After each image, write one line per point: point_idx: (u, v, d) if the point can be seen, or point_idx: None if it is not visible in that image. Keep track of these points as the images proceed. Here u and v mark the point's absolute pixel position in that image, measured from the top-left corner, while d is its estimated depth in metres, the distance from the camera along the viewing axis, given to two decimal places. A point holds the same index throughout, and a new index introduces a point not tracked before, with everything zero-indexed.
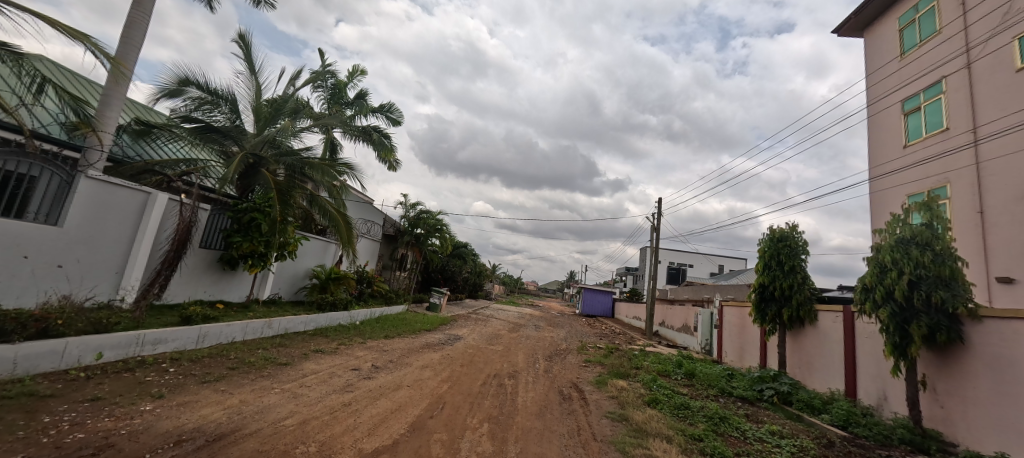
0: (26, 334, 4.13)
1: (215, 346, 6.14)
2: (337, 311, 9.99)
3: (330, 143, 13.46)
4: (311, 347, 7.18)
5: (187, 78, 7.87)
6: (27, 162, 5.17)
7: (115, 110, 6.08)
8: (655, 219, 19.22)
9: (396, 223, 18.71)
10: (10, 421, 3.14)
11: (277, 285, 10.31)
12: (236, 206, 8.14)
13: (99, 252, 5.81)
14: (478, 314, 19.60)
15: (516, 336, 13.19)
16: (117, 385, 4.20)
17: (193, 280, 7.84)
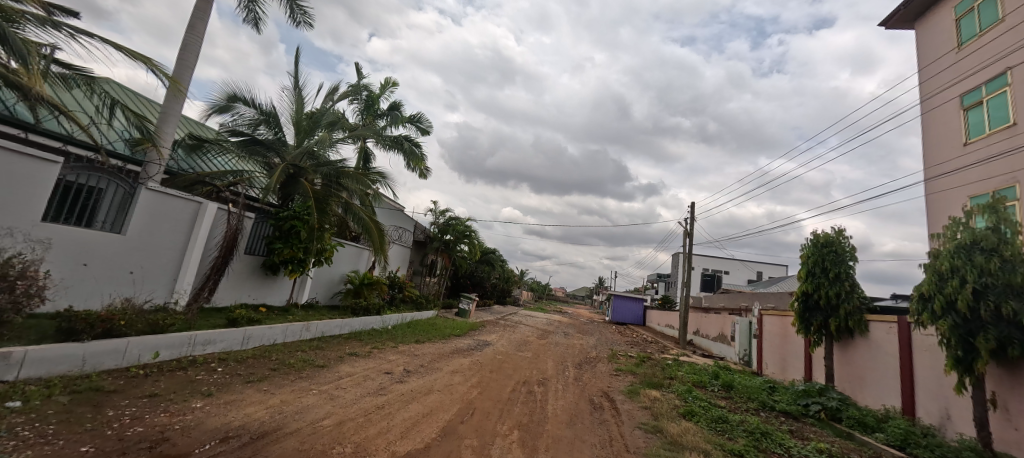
0: (93, 333, 4.49)
1: (257, 347, 6.45)
2: (370, 316, 10.26)
3: (363, 153, 13.97)
4: (346, 350, 7.40)
5: (234, 94, 8.37)
6: (96, 175, 5.56)
7: (172, 125, 6.55)
8: (688, 224, 18.66)
9: (425, 230, 19.09)
10: (79, 414, 3.42)
11: (314, 290, 10.72)
12: (277, 214, 8.53)
13: (156, 258, 6.24)
14: (507, 320, 19.62)
15: (545, 342, 13.11)
16: (172, 382, 4.48)
17: (238, 284, 8.28)
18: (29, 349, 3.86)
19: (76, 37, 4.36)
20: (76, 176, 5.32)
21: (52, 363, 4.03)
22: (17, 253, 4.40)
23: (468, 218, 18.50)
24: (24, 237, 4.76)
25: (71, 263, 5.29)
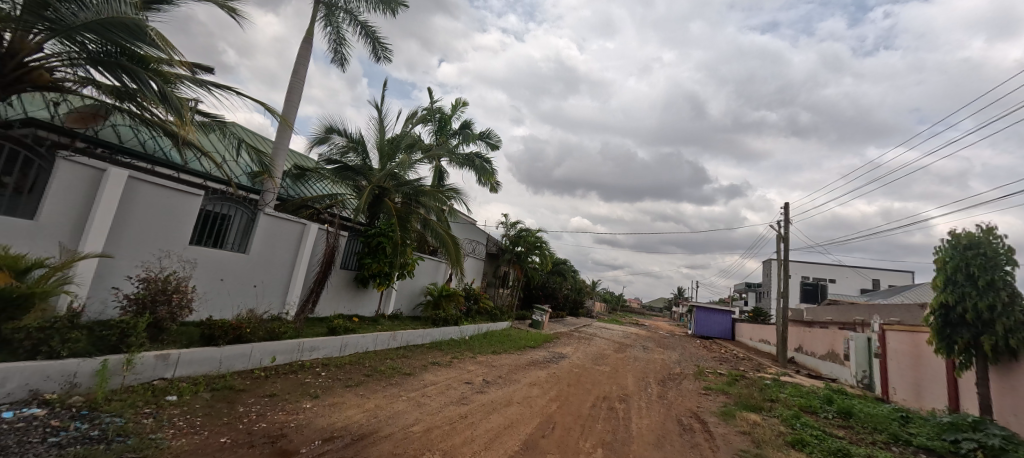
0: (227, 339, 5.22)
1: (353, 354, 7.04)
2: (449, 326, 10.70)
3: (438, 172, 14.77)
4: (429, 359, 7.78)
5: (329, 126, 9.38)
6: (228, 204, 6.56)
7: (282, 158, 7.53)
8: (781, 228, 16.84)
9: (497, 242, 19.54)
10: (218, 409, 3.99)
11: (398, 302, 11.45)
12: (366, 232, 9.32)
13: (271, 274, 7.14)
14: (581, 332, 19.19)
15: (623, 356, 12.58)
16: (286, 384, 5.06)
17: (336, 296, 9.15)
18: (180, 351, 4.63)
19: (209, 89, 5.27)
20: (214, 206, 6.31)
21: (198, 364, 4.78)
22: (172, 272, 5.35)
23: (538, 229, 18.59)
24: (178, 258, 5.77)
25: (211, 278, 6.26)
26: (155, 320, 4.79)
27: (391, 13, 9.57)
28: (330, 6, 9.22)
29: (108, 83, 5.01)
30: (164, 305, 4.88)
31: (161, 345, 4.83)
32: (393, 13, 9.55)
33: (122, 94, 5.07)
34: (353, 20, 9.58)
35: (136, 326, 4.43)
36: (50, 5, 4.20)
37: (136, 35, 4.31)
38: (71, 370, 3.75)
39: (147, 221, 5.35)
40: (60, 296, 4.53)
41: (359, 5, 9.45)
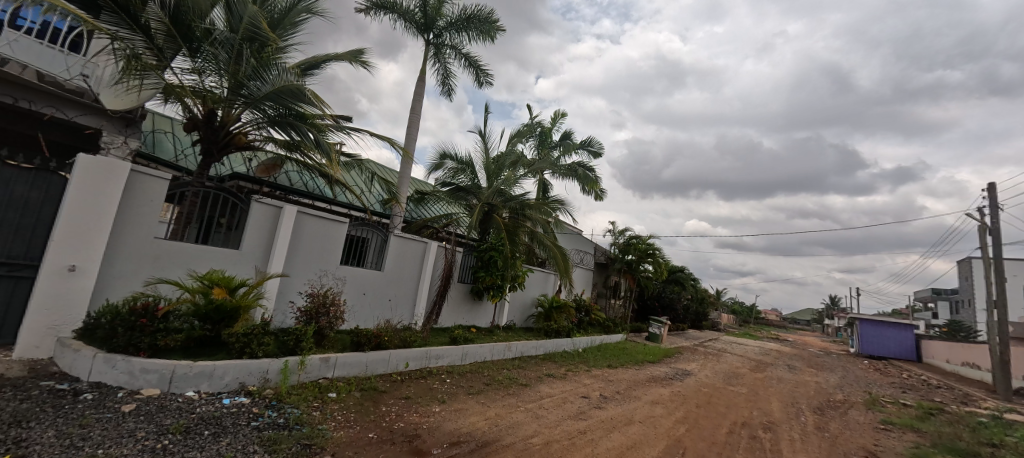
0: (370, 345, 5.95)
1: (473, 364, 7.42)
2: (561, 338, 10.65)
3: (542, 185, 14.99)
4: (544, 371, 7.77)
5: (442, 153, 10.23)
6: (367, 228, 7.51)
7: (406, 185, 8.42)
8: (983, 217, 12.99)
9: (606, 251, 18.90)
10: (366, 407, 4.52)
11: (512, 313, 11.80)
12: (479, 247, 9.82)
13: (401, 289, 7.99)
14: (708, 347, 17.31)
15: (764, 376, 10.92)
16: (418, 388, 5.53)
17: (456, 308, 9.82)
18: (336, 355, 5.42)
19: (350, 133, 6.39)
20: (355, 230, 7.23)
21: (349, 367, 5.52)
22: (328, 289, 6.31)
23: (650, 236, 17.52)
24: (331, 276, 6.78)
25: (356, 292, 7.23)
26: (318, 328, 5.66)
27: (488, 40, 10.24)
28: (436, 44, 10.16)
29: (282, 139, 6.39)
30: (325, 316, 5.69)
31: (322, 349, 5.71)
32: (490, 39, 10.19)
33: (291, 145, 6.44)
34: (456, 53, 10.40)
35: (305, 333, 5.20)
36: (245, 84, 5.56)
37: (298, 96, 5.59)
38: (265, 368, 4.69)
39: (308, 247, 6.42)
40: (255, 308, 5.71)
41: (460, 38, 10.22)
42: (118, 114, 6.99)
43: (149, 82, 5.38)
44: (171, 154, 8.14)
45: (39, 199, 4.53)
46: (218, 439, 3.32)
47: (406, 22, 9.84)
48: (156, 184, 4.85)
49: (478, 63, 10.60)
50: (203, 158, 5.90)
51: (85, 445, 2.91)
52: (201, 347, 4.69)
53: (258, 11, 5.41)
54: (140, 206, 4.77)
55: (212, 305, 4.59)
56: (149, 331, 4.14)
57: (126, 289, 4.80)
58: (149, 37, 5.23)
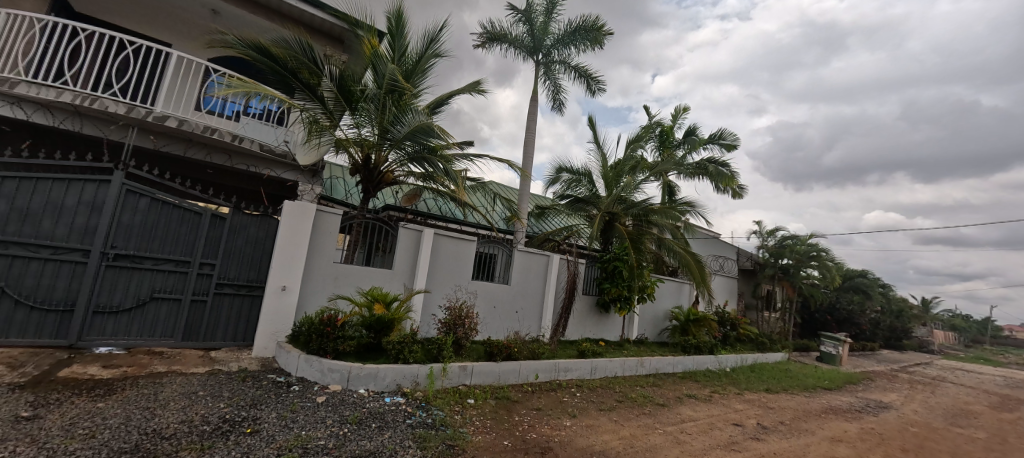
0: (501, 356, 5.65)
1: (605, 379, 6.69)
2: (703, 357, 9.03)
3: (667, 187, 14.14)
4: (684, 391, 6.82)
5: (558, 167, 10.40)
6: (491, 243, 7.46)
7: (524, 201, 9.15)
8: None
9: (753, 256, 16.38)
10: (501, 415, 4.53)
11: (642, 327, 10.10)
12: (601, 257, 8.89)
13: (529, 301, 7.77)
14: (913, 374, 13.51)
15: (1010, 418, 8.05)
16: (548, 400, 5.28)
17: (581, 321, 8.67)
18: (473, 363, 5.36)
19: (476, 159, 7.32)
20: (485, 247, 7.32)
21: (484, 375, 5.39)
22: (462, 302, 6.43)
23: (811, 235, 14.90)
24: (464, 290, 6.96)
25: (487, 306, 7.25)
26: (456, 338, 5.54)
27: (598, 46, 9.84)
28: (547, 63, 9.94)
29: (419, 171, 7.40)
30: (461, 326, 5.57)
31: (461, 359, 5.58)
32: (601, 45, 9.81)
33: (426, 177, 7.41)
34: (567, 68, 10.11)
35: (445, 342, 5.17)
36: (390, 129, 6.62)
37: (428, 134, 6.46)
38: (416, 372, 4.84)
39: (444, 263, 6.74)
40: (404, 320, 6.12)
41: (570, 51, 9.92)
42: (309, 168, 7.29)
43: (325, 139, 6.74)
44: (343, 195, 9.88)
45: (256, 233, 5.54)
46: (382, 432, 3.57)
47: (517, 48, 9.73)
48: (331, 218, 5.81)
49: (590, 72, 10.30)
50: (364, 193, 7.22)
51: (288, 427, 3.37)
52: (369, 352, 5.12)
53: (395, 67, 6.31)
54: (322, 238, 5.76)
55: (374, 317, 5.03)
56: (332, 336, 4.71)
57: (317, 300, 5.74)
58: (324, 104, 6.68)
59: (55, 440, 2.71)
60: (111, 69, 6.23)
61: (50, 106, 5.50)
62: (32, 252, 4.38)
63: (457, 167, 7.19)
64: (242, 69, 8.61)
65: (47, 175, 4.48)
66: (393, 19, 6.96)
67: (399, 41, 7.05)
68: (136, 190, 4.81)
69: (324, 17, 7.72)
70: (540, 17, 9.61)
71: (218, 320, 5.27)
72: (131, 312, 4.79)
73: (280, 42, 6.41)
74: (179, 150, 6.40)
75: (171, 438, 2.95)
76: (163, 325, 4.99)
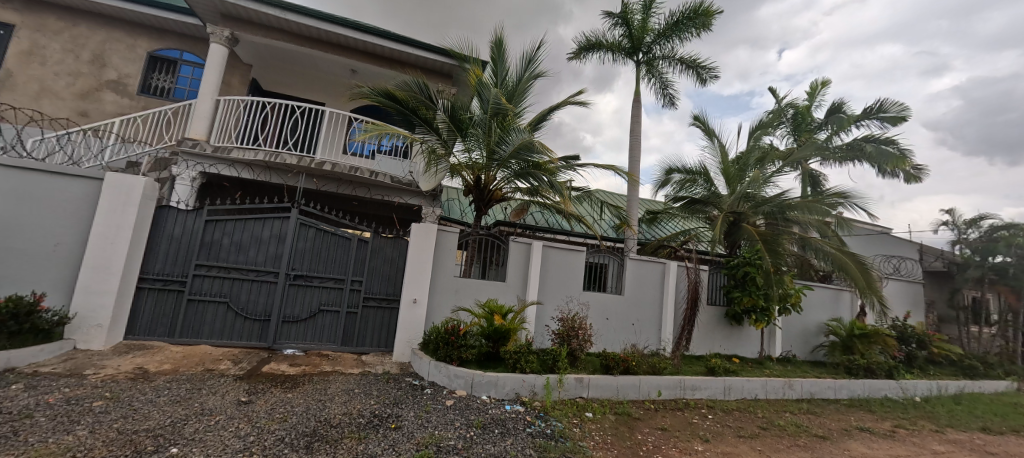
0: (618, 370, 5.46)
1: (741, 401, 5.87)
2: (881, 381, 7.29)
3: (810, 177, 12.18)
4: (852, 422, 5.61)
5: (669, 168, 9.76)
6: (601, 253, 7.31)
7: (635, 207, 8.82)
8: None
9: (944, 255, 12.70)
10: (622, 432, 4.37)
11: (788, 343, 8.48)
12: (728, 263, 7.83)
13: (646, 312, 7.40)
14: None
15: None
16: (674, 420, 4.92)
17: (708, 334, 7.82)
18: (589, 376, 5.29)
19: (581, 168, 7.35)
20: (594, 258, 7.22)
21: (601, 389, 5.28)
22: (575, 313, 6.44)
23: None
24: (576, 301, 6.95)
25: (600, 317, 7.11)
26: (570, 350, 5.57)
27: (706, 30, 9.14)
28: (649, 62, 9.54)
29: (525, 186, 7.72)
30: (575, 338, 5.58)
31: (576, 371, 5.55)
32: (709, 29, 9.09)
33: (533, 191, 7.71)
34: (672, 61, 9.57)
35: (560, 353, 5.23)
36: (496, 150, 7.04)
37: (531, 150, 6.85)
38: (533, 382, 4.98)
39: (554, 275, 6.86)
40: (520, 331, 6.39)
41: (672, 44, 9.40)
42: (431, 192, 8.17)
43: (441, 166, 7.49)
44: (458, 213, 10.84)
45: (392, 254, 6.36)
46: (504, 438, 3.77)
47: (615, 53, 9.55)
48: (450, 237, 6.41)
49: (698, 60, 9.57)
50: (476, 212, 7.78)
51: (424, 426, 3.78)
52: (489, 360, 5.47)
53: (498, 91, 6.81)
54: (444, 255, 6.38)
55: (493, 328, 5.34)
56: (456, 345, 5.15)
57: (442, 311, 6.34)
58: (439, 134, 7.42)
59: (262, 421, 3.50)
60: (285, 128, 7.88)
61: (249, 163, 7.20)
62: (245, 275, 5.76)
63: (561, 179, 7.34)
64: (375, 114, 10.11)
65: (252, 216, 5.87)
66: (495, 48, 7.50)
67: (501, 67, 7.55)
68: (307, 223, 6.01)
69: (435, 58, 8.66)
70: (637, 17, 9.25)
71: (367, 329, 6.17)
72: (306, 322, 5.93)
73: (403, 87, 7.42)
74: (334, 188, 7.79)
75: (337, 426, 3.56)
76: (328, 333, 6.02)
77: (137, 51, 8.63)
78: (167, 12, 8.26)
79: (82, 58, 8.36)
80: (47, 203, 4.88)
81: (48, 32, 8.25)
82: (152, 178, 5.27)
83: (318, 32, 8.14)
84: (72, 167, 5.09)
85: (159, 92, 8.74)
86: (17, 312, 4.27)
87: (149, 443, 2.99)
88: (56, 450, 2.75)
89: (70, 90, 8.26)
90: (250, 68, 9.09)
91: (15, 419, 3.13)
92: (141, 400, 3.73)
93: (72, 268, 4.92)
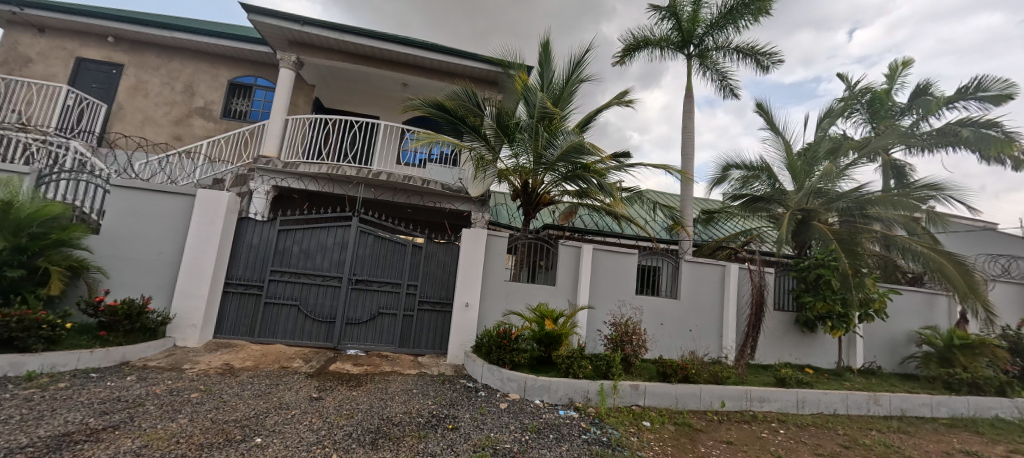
0: (677, 378, 5.23)
1: (817, 416, 5.39)
2: (991, 398, 6.36)
3: (892, 168, 11.00)
4: (955, 445, 4.95)
5: (726, 164, 9.24)
6: (654, 256, 7.07)
7: (690, 206, 8.45)
8: None
9: None
10: (682, 444, 4.19)
11: (872, 352, 7.68)
12: (798, 265, 7.25)
13: (705, 317, 7.04)
14: None
15: None
16: (741, 433, 4.63)
17: (776, 341, 7.28)
18: (645, 383, 5.13)
19: (631, 168, 7.17)
20: (647, 260, 6.98)
21: (659, 397, 5.09)
22: (628, 318, 6.27)
23: None
24: (629, 306, 6.77)
25: (655, 323, 6.86)
26: (624, 355, 5.43)
27: (764, 16, 8.59)
28: (702, 54, 9.11)
29: (573, 189, 7.66)
30: (629, 344, 5.44)
31: (631, 377, 5.39)
32: (768, 13, 8.54)
33: (581, 193, 7.64)
34: (727, 51, 9.09)
35: (614, 359, 5.12)
36: (543, 154, 7.06)
37: (580, 151, 6.80)
38: (586, 388, 4.90)
39: (606, 278, 6.73)
40: (571, 335, 6.34)
41: (727, 33, 8.94)
42: (479, 198, 8.34)
43: (489, 172, 7.63)
44: (506, 218, 10.99)
45: (444, 258, 6.56)
46: (560, 444, 3.75)
47: (665, 48, 9.23)
48: (500, 242, 6.51)
49: (757, 48, 8.99)
50: (524, 216, 7.81)
51: (480, 428, 3.86)
52: (541, 364, 5.47)
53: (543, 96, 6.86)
54: (494, 259, 6.49)
55: (544, 332, 5.33)
56: (508, 348, 5.21)
57: (494, 315, 6.43)
58: (486, 141, 7.58)
59: (332, 416, 3.76)
60: (345, 142, 8.41)
61: (314, 176, 7.77)
62: (313, 280, 6.21)
63: (611, 180, 7.20)
64: (426, 125, 10.51)
65: (318, 225, 6.32)
66: (541, 53, 7.55)
67: (547, 71, 7.58)
68: (366, 231, 6.37)
69: (481, 66, 8.88)
70: (687, 9, 8.87)
71: (423, 331, 6.41)
72: (367, 324, 6.27)
73: (452, 96, 7.65)
74: (390, 196, 8.19)
75: (399, 425, 3.73)
76: (386, 335, 6.32)
77: (219, 80, 9.65)
78: (244, 43, 9.17)
79: (176, 89, 9.48)
80: (152, 218, 5.59)
81: (149, 68, 9.45)
82: (235, 194, 5.84)
83: (373, 50, 8.63)
84: (170, 185, 5.78)
85: (238, 115, 9.70)
86: (128, 313, 4.93)
87: (238, 432, 3.31)
88: (165, 435, 3.13)
89: (167, 118, 9.38)
90: (313, 89, 9.82)
91: (132, 407, 3.61)
92: (230, 393, 4.15)
93: (172, 275, 5.58)
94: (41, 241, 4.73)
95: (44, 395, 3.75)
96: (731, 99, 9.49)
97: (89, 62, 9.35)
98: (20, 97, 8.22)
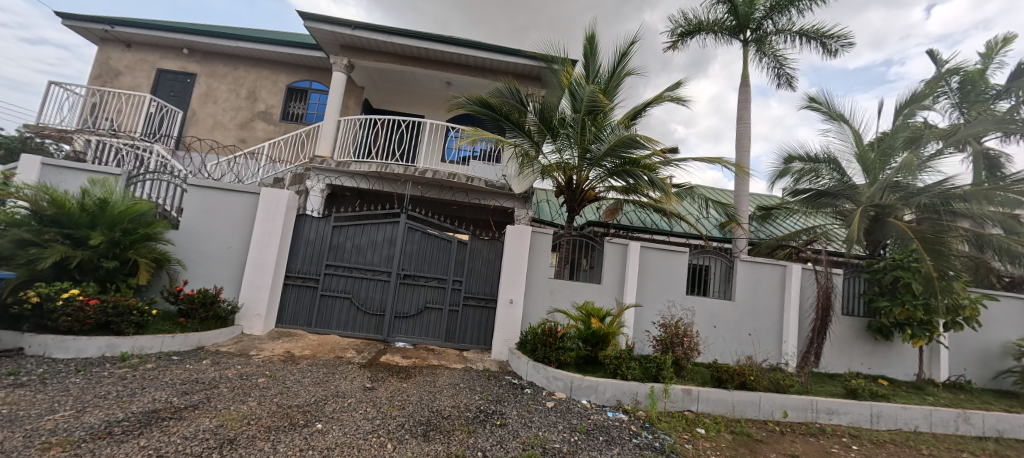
0: (734, 384, 4.94)
1: (895, 433, 4.91)
2: None
3: (986, 158, 9.79)
4: None
5: (787, 157, 8.64)
6: (707, 255, 6.70)
7: (746, 202, 7.99)
8: None
9: None
10: (741, 454, 3.97)
11: (960, 365, 6.91)
12: (871, 266, 6.63)
13: (763, 321, 6.63)
14: None
15: None
16: (809, 447, 4.30)
17: (846, 348, 6.72)
18: (698, 388, 4.90)
19: (685, 162, 6.88)
20: (697, 259, 6.67)
21: (714, 403, 4.85)
22: (679, 320, 6.02)
23: None
24: (679, 306, 6.49)
25: (707, 325, 6.54)
26: (675, 358, 5.21)
27: None
28: (760, 39, 8.54)
29: (620, 184, 7.46)
30: (681, 346, 5.21)
31: (683, 381, 5.17)
32: None
33: (629, 189, 7.42)
34: (788, 35, 8.47)
35: (664, 361, 4.93)
36: (589, 148, 6.91)
37: (630, 145, 6.57)
38: (635, 390, 4.76)
39: (654, 277, 6.50)
40: (618, 335, 6.17)
41: (789, 16, 8.34)
42: (523, 194, 8.33)
43: (534, 168, 7.58)
44: (549, 215, 10.90)
45: (489, 255, 6.61)
46: (611, 447, 3.66)
47: (719, 34, 8.74)
48: (544, 239, 6.46)
49: (823, 30, 8.31)
50: (568, 212, 7.68)
51: (528, 426, 3.84)
52: (587, 364, 5.37)
53: (594, 87, 6.68)
54: (539, 257, 6.44)
55: (590, 331, 5.20)
56: (554, 347, 5.17)
57: (538, 313, 6.38)
58: (530, 136, 7.52)
59: (385, 406, 3.89)
60: (393, 141, 8.68)
61: (365, 175, 8.07)
62: (364, 274, 6.45)
63: (662, 175, 6.95)
64: (470, 123, 10.66)
65: (368, 221, 6.56)
66: (586, 45, 7.38)
67: (592, 63, 7.40)
68: (414, 227, 6.53)
69: (525, 62, 8.84)
70: None
71: (468, 326, 6.49)
72: (414, 318, 6.45)
73: (496, 92, 7.64)
74: (437, 193, 8.39)
75: (448, 418, 3.79)
76: (434, 329, 6.47)
77: (278, 85, 10.26)
78: (300, 49, 9.70)
79: (241, 95, 10.19)
80: (223, 215, 6.04)
81: (218, 77, 10.23)
82: (294, 192, 6.18)
83: (419, 51, 8.82)
84: (238, 185, 6.21)
85: (295, 118, 10.29)
86: (203, 302, 5.37)
87: (300, 417, 3.50)
88: (237, 417, 3.37)
89: (233, 122, 10.11)
90: (363, 90, 10.19)
91: (209, 389, 3.93)
92: (292, 380, 4.40)
93: (240, 268, 6.01)
94: (131, 236, 5.25)
95: (135, 374, 4.17)
96: (791, 87, 8.84)
97: (167, 73, 10.25)
98: (112, 106, 9.17)
